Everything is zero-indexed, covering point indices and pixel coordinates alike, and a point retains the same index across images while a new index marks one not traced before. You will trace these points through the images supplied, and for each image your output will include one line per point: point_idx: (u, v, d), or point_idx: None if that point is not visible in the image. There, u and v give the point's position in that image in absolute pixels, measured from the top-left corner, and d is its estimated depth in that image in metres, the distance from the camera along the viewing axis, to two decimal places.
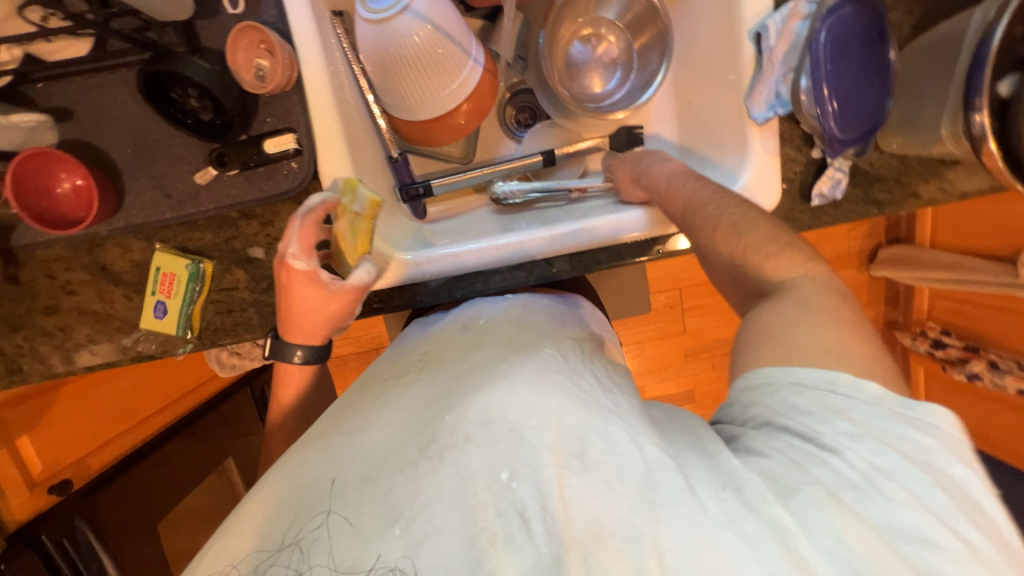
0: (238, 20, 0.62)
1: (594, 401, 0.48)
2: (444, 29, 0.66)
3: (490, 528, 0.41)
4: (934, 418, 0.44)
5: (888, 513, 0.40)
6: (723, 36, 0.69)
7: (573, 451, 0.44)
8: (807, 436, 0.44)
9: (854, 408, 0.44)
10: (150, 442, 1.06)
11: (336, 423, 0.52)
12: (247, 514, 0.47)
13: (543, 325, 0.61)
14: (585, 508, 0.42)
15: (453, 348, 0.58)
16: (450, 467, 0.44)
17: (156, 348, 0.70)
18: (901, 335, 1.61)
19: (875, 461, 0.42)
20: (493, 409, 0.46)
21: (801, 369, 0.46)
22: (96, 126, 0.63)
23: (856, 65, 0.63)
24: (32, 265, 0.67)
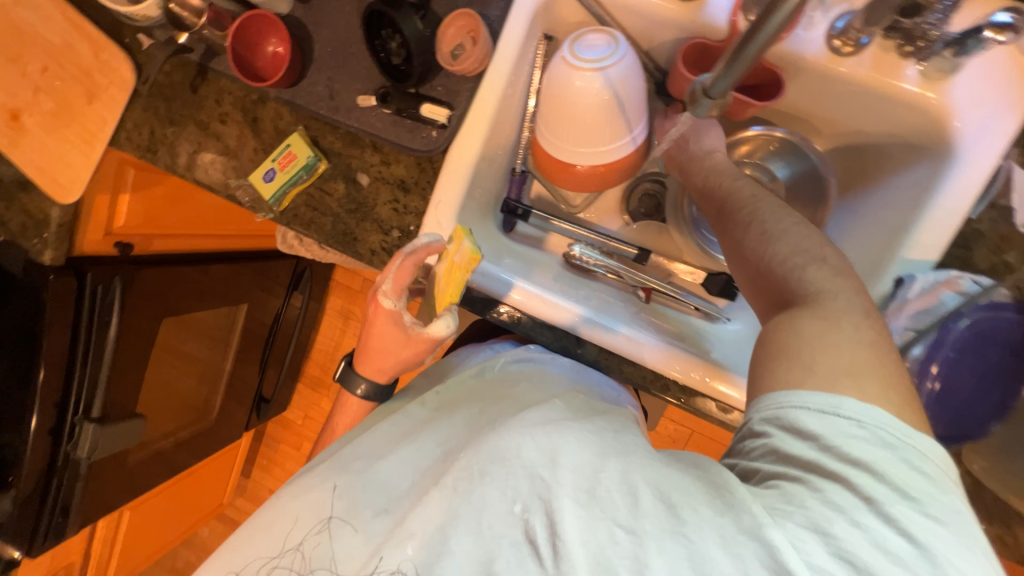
0: (468, 4, 0.70)
1: (614, 450, 0.48)
2: (622, 101, 0.68)
3: (501, 560, 0.43)
4: (929, 447, 0.40)
5: (870, 542, 0.37)
6: (873, 257, 0.65)
7: (582, 487, 0.44)
8: (806, 466, 0.41)
9: (862, 450, 0.40)
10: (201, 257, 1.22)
11: (352, 449, 0.60)
12: (275, 511, 0.57)
13: (557, 382, 0.68)
14: (592, 540, 0.41)
15: (475, 391, 0.68)
16: (466, 498, 0.47)
17: (247, 200, 0.80)
18: None
19: (867, 493, 0.38)
20: (506, 449, 0.49)
21: (809, 391, 0.42)
22: (320, 20, 0.74)
23: (978, 369, 0.57)
24: (211, 87, 0.80)
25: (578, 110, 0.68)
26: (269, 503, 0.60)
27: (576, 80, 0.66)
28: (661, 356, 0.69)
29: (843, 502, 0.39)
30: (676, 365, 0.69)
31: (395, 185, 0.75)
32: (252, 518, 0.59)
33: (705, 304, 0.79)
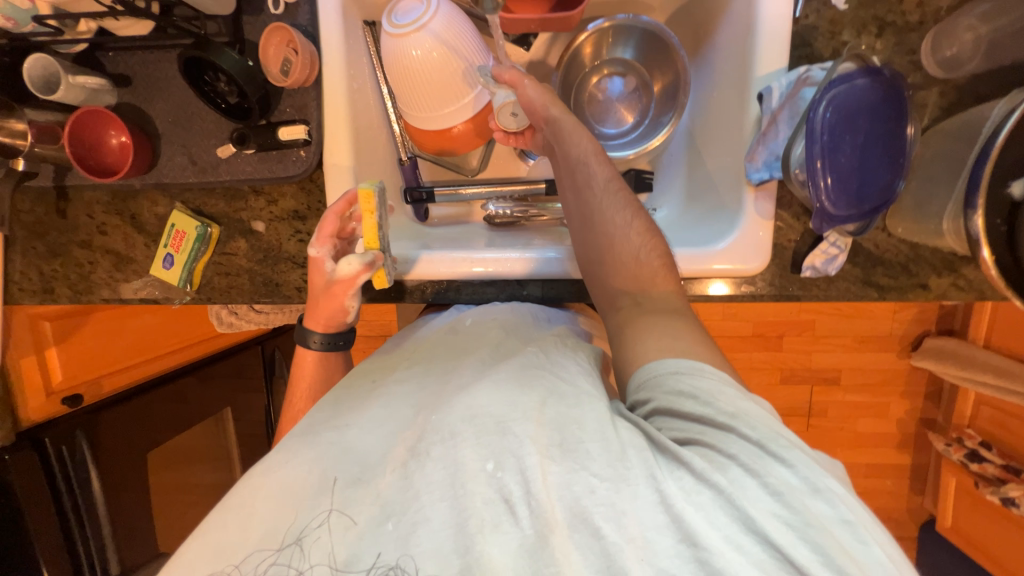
0: (277, 20, 0.69)
1: (573, 394, 0.49)
2: (456, 49, 0.69)
3: (478, 515, 0.43)
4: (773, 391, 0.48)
5: (783, 475, 0.41)
6: (736, 91, 0.70)
7: (554, 439, 0.45)
8: (705, 418, 0.45)
9: (732, 397, 0.46)
10: (156, 380, 1.16)
11: (325, 421, 0.53)
12: (246, 502, 0.48)
13: (530, 330, 0.62)
14: (567, 494, 0.42)
15: (443, 349, 0.62)
16: (438, 460, 0.45)
17: (159, 294, 0.78)
18: (934, 436, 1.50)
19: (760, 436, 0.43)
20: (477, 405, 0.48)
21: (677, 359, 0.49)
22: (147, 95, 0.72)
23: (861, 140, 0.61)
24: (78, 204, 0.78)
25: (421, 73, 0.69)
26: (237, 492, 0.50)
27: (406, 47, 0.68)
28: None
29: (746, 443, 0.42)
30: None
31: (291, 218, 0.75)
32: (219, 511, 0.49)
33: None
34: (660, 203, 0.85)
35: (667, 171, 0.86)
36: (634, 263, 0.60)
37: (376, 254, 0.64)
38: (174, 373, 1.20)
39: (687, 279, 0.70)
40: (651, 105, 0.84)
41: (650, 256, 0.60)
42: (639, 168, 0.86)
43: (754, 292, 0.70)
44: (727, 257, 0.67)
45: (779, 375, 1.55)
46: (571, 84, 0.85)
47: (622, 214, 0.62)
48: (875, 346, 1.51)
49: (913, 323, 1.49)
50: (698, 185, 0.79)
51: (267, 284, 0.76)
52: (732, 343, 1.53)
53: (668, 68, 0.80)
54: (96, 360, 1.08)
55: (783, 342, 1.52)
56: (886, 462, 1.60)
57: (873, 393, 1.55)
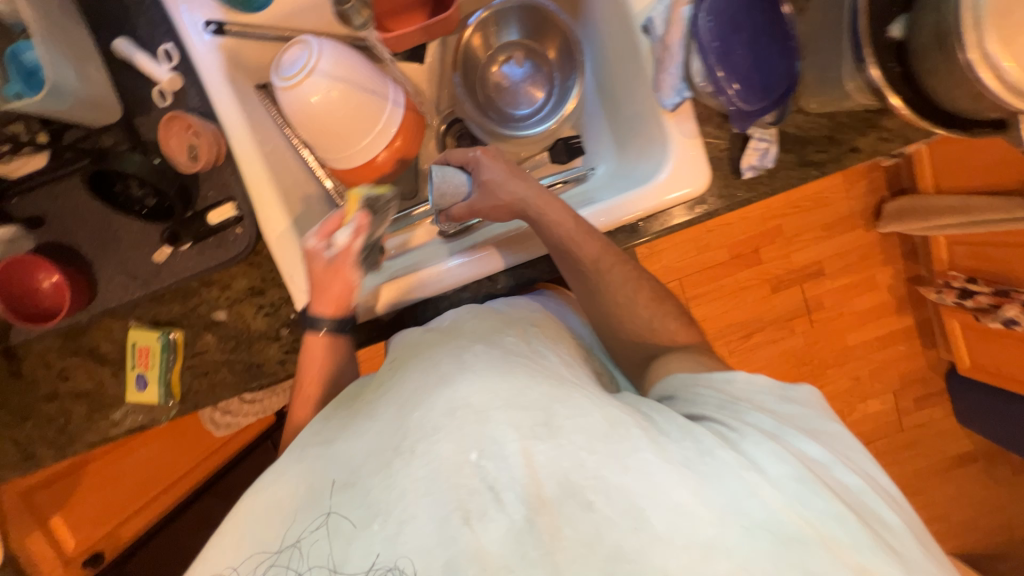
0: (168, 111, 0.69)
1: (553, 374, 0.51)
2: (352, 81, 0.70)
3: (464, 507, 0.42)
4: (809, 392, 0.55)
5: (800, 452, 0.47)
6: (623, 33, 0.73)
7: (539, 420, 0.45)
8: (723, 406, 0.52)
9: (758, 396, 0.54)
10: (172, 512, 1.09)
11: (313, 435, 0.52)
12: (239, 522, 0.48)
13: (508, 314, 0.62)
14: (555, 469, 0.43)
15: (419, 345, 0.58)
16: (421, 458, 0.44)
17: (143, 419, 0.75)
18: (924, 289, 1.56)
19: (778, 424, 0.50)
20: (459, 397, 0.47)
21: (707, 372, 0.57)
22: (65, 227, 0.70)
23: (747, 38, 0.64)
24: (32, 359, 0.74)
25: (327, 115, 0.69)
26: (235, 511, 0.49)
27: (301, 94, 0.68)
28: None
29: (760, 423, 0.50)
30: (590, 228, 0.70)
31: (249, 296, 0.74)
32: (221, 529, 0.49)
33: (568, 174, 0.83)
34: (595, 162, 0.86)
35: (592, 128, 0.87)
36: (650, 331, 0.70)
37: (354, 216, 0.64)
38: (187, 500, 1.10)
39: (643, 219, 0.72)
40: (554, 74, 0.87)
41: (663, 320, 0.69)
42: (565, 136, 0.88)
43: (709, 209, 0.72)
44: (670, 185, 0.69)
45: (768, 286, 1.58)
46: (474, 80, 0.87)
47: (624, 284, 0.68)
48: (842, 228, 1.57)
49: (866, 195, 1.55)
50: (623, 132, 0.81)
51: (248, 368, 0.74)
52: (715, 271, 1.56)
53: (554, 32, 0.83)
54: (104, 513, 1.05)
55: (760, 254, 1.56)
56: (892, 330, 1.65)
57: (857, 271, 1.60)
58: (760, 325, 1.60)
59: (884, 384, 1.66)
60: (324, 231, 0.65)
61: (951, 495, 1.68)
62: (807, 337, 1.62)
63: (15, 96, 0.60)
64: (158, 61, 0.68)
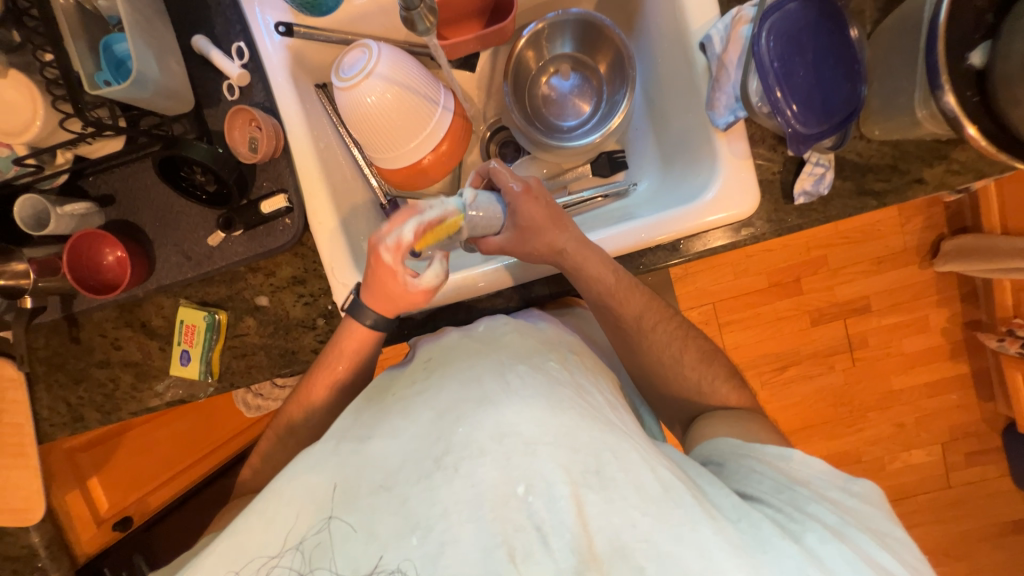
0: (235, 104, 0.73)
1: (602, 417, 0.50)
2: (407, 85, 0.72)
3: (510, 543, 0.42)
4: (870, 488, 0.53)
5: (859, 546, 0.46)
6: (678, 50, 0.72)
7: (590, 467, 0.45)
8: (778, 485, 0.52)
9: (817, 483, 0.53)
10: (192, 490, 1.16)
11: (347, 427, 0.51)
12: (256, 513, 0.47)
13: (548, 335, 0.61)
14: (605, 524, 0.43)
15: (457, 352, 0.57)
16: (465, 478, 0.44)
17: (184, 392, 0.79)
18: (984, 336, 1.44)
19: (838, 516, 0.48)
20: (507, 423, 0.46)
21: (761, 446, 0.57)
22: (132, 206, 0.75)
23: (810, 60, 0.62)
24: (89, 327, 0.79)
25: (381, 117, 0.72)
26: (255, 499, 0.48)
27: (357, 95, 0.70)
28: (612, 240, 0.70)
29: (821, 515, 0.48)
30: (629, 240, 0.69)
31: (292, 284, 0.76)
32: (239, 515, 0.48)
33: (609, 188, 0.82)
34: (638, 177, 0.85)
35: (637, 144, 0.87)
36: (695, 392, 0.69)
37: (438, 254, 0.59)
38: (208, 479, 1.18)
39: (685, 238, 0.71)
40: (603, 88, 0.87)
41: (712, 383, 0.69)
42: (608, 149, 0.87)
43: (756, 233, 0.70)
44: (717, 207, 0.67)
45: (808, 318, 1.51)
46: (523, 88, 0.87)
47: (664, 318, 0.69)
48: (894, 264, 1.49)
49: (924, 231, 1.46)
50: (671, 149, 0.79)
51: (284, 355, 0.77)
52: (752, 298, 1.51)
53: (608, 45, 0.82)
54: (134, 480, 1.10)
55: (802, 284, 1.50)
56: (943, 377, 1.53)
57: (908, 311, 1.51)
58: (797, 358, 1.53)
59: (932, 433, 1.54)
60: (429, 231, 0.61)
61: (1002, 563, 1.54)
62: (849, 375, 1.54)
63: (104, 84, 0.65)
64: (229, 57, 0.72)
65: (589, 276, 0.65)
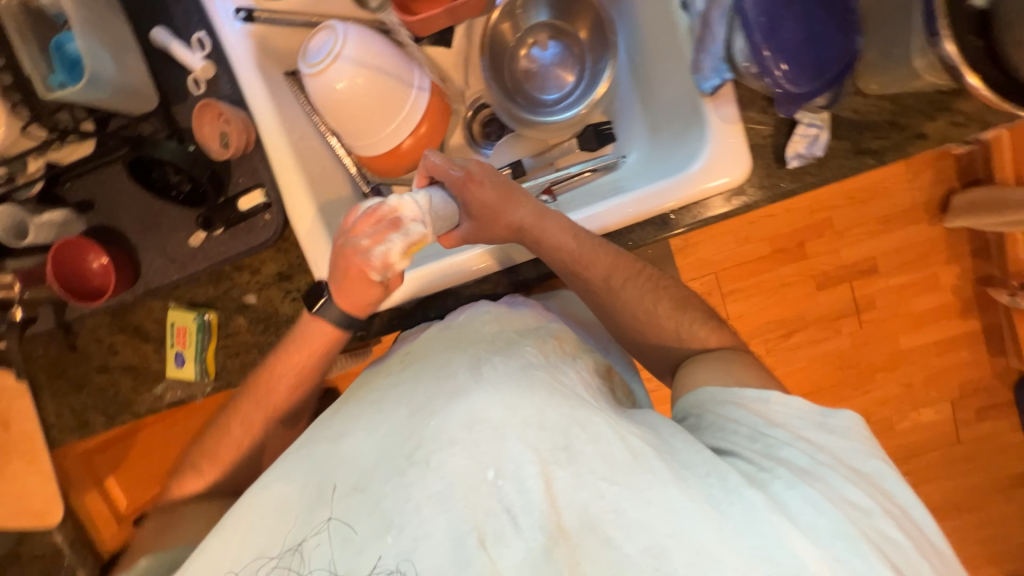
0: (202, 98, 0.71)
1: (575, 395, 0.49)
2: (378, 66, 0.69)
3: (480, 529, 0.42)
4: (850, 419, 0.51)
5: (834, 489, 0.45)
6: (660, 10, 0.68)
7: (558, 444, 0.44)
8: (757, 435, 0.49)
9: (794, 423, 0.50)
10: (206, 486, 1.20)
11: (319, 431, 0.52)
12: (236, 525, 0.48)
13: (522, 319, 0.61)
14: (575, 501, 0.43)
15: (432, 345, 0.57)
16: (436, 472, 0.44)
17: (182, 393, 0.80)
18: (995, 291, 1.41)
19: (814, 459, 0.47)
20: (476, 411, 0.46)
21: (740, 390, 0.54)
22: (110, 211, 0.74)
23: (800, 12, 0.58)
24: (84, 334, 0.80)
25: (353, 102, 0.69)
26: (232, 512, 0.50)
27: (326, 80, 0.68)
28: (610, 214, 0.67)
29: (794, 459, 0.47)
30: (621, 213, 0.67)
31: (278, 280, 0.76)
32: (217, 528, 0.50)
33: (597, 161, 0.79)
34: (627, 148, 0.82)
35: (624, 114, 0.83)
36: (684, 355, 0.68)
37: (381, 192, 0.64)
38: None
39: (675, 211, 0.68)
40: (585, 56, 0.82)
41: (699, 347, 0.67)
42: (594, 121, 0.83)
43: (749, 201, 0.67)
44: (707, 173, 0.64)
45: (812, 283, 1.48)
46: (501, 62, 0.83)
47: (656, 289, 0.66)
48: (901, 222, 1.44)
49: (933, 186, 1.41)
50: (658, 117, 0.76)
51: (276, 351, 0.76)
52: (754, 266, 1.48)
53: (586, 8, 0.79)
54: (154, 476, 1.14)
55: (805, 248, 1.46)
56: (953, 335, 1.51)
57: (916, 270, 1.47)
58: (802, 323, 1.51)
59: (941, 391, 1.53)
60: (375, 230, 0.59)
61: (1011, 515, 1.54)
62: (855, 338, 1.51)
63: (60, 86, 0.63)
64: (191, 49, 0.70)
65: (560, 249, 0.65)
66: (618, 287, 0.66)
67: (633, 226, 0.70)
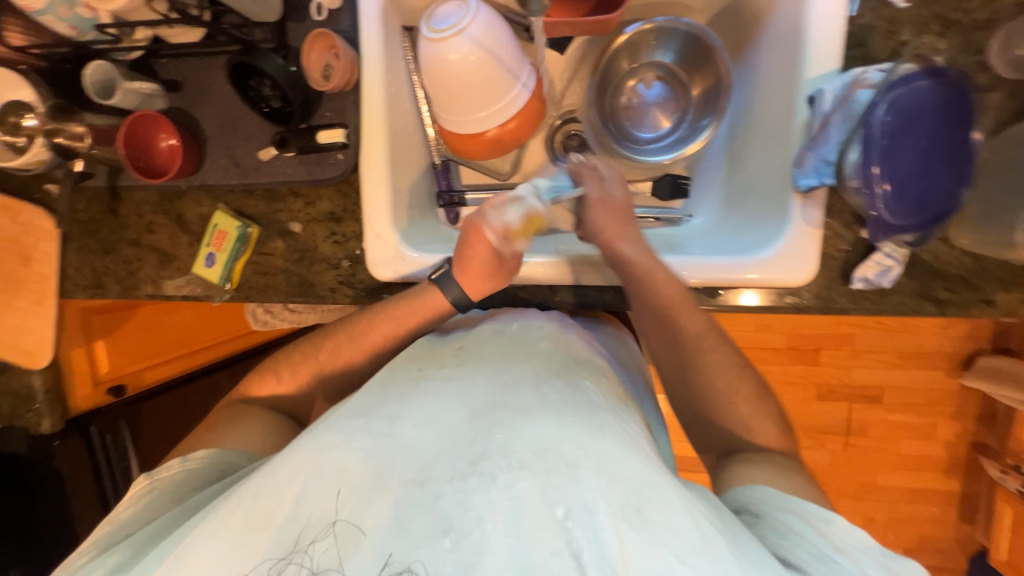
0: (320, 25, 0.71)
1: (642, 449, 0.49)
2: (495, 53, 0.69)
3: (546, 569, 0.40)
4: (912, 569, 0.49)
5: None
6: (782, 94, 0.68)
7: (630, 502, 0.43)
8: (823, 557, 0.48)
9: (857, 556, 0.49)
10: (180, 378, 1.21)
11: (377, 405, 0.52)
12: (284, 481, 0.48)
13: (586, 352, 0.61)
14: (646, 569, 0.40)
15: (497, 350, 0.58)
16: (503, 490, 0.43)
17: (200, 291, 0.81)
18: (987, 462, 1.39)
19: None
20: (548, 439, 0.46)
21: (800, 501, 0.54)
22: (195, 99, 0.75)
23: (922, 146, 0.57)
24: (128, 204, 0.81)
25: (458, 78, 0.69)
26: (280, 462, 0.49)
27: (443, 49, 0.68)
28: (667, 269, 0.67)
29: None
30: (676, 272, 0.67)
31: (327, 219, 0.76)
32: (258, 475, 0.50)
33: (663, 212, 0.79)
34: (695, 210, 0.82)
35: (705, 176, 0.83)
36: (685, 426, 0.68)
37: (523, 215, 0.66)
38: (195, 374, 1.23)
39: (724, 288, 0.68)
40: (689, 109, 0.82)
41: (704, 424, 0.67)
42: (675, 173, 0.83)
43: (799, 304, 0.67)
44: (773, 266, 0.64)
45: (815, 391, 1.48)
46: (607, 86, 0.83)
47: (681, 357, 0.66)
48: (922, 364, 1.43)
49: (965, 340, 1.40)
50: (740, 192, 0.76)
51: (301, 284, 0.77)
52: (766, 356, 1.47)
53: (711, 65, 0.77)
54: (137, 352, 1.15)
55: (820, 357, 1.46)
56: (931, 489, 1.50)
57: (920, 414, 1.46)
58: (792, 426, 1.50)
59: (901, 537, 1.52)
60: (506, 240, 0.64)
61: None
62: (837, 458, 1.51)
63: None
64: None
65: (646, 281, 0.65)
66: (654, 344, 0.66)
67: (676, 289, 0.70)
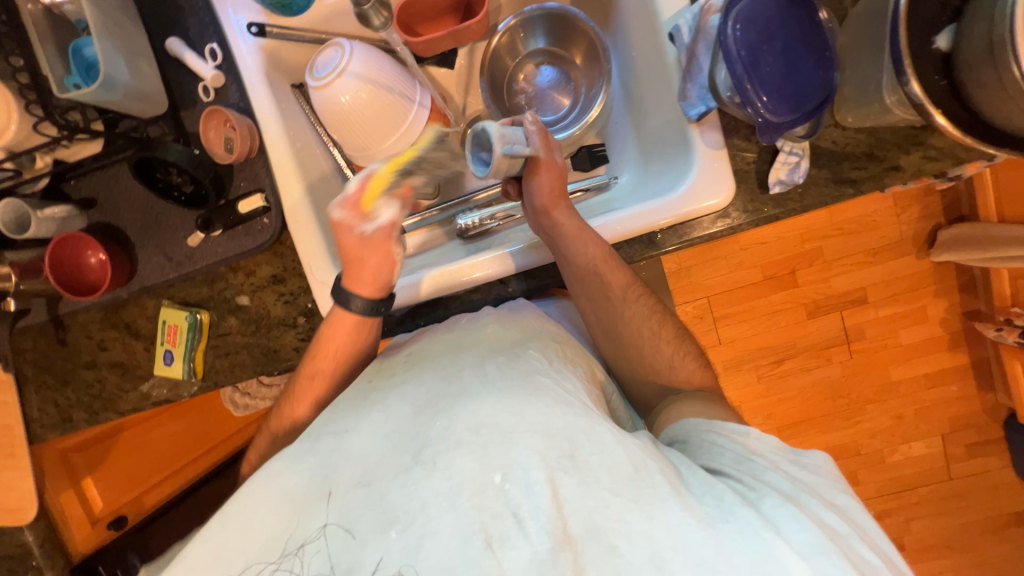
0: (210, 105, 0.74)
1: (579, 402, 0.51)
2: (381, 82, 0.72)
3: (486, 530, 0.43)
4: (822, 458, 0.53)
5: (820, 513, 0.46)
6: (651, 40, 0.72)
7: (563, 452, 0.45)
8: (742, 460, 0.51)
9: (774, 456, 0.52)
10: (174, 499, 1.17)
11: (323, 425, 0.53)
12: (235, 515, 0.48)
13: (528, 324, 0.62)
14: (580, 508, 0.44)
15: (437, 342, 0.59)
16: (443, 472, 0.45)
17: (168, 392, 0.80)
18: (982, 326, 1.42)
19: (793, 485, 0.48)
20: (484, 414, 0.47)
21: (724, 422, 0.56)
22: (113, 209, 0.76)
23: (780, 49, 0.61)
24: (75, 328, 0.80)
25: (354, 114, 0.72)
26: (234, 501, 0.50)
27: (330, 92, 0.70)
28: (601, 229, 0.69)
29: (777, 484, 0.48)
30: (612, 231, 0.69)
31: (271, 283, 0.77)
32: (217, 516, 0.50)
33: (590, 182, 0.82)
34: (619, 170, 0.85)
35: (617, 138, 0.87)
36: (667, 370, 0.69)
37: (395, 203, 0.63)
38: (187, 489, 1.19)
39: (661, 231, 0.70)
40: (580, 81, 0.86)
41: (682, 362, 0.68)
42: (589, 143, 0.86)
43: (732, 224, 0.69)
44: (694, 194, 0.67)
45: (803, 311, 1.50)
46: (501, 85, 0.87)
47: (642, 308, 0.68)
48: (890, 254, 1.47)
49: (920, 220, 1.45)
50: (649, 141, 0.79)
51: (264, 354, 0.77)
52: (747, 292, 1.50)
53: (583, 35, 0.82)
54: (133, 478, 1.13)
55: (796, 277, 1.49)
56: (942, 369, 1.52)
57: (905, 302, 1.49)
58: (794, 351, 1.52)
59: (931, 425, 1.53)
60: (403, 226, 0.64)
61: (1005, 555, 1.52)
62: (846, 368, 1.52)
63: (74, 87, 0.66)
64: (203, 59, 0.73)
65: (581, 254, 0.65)
66: (612, 302, 0.68)
67: (619, 248, 0.72)
